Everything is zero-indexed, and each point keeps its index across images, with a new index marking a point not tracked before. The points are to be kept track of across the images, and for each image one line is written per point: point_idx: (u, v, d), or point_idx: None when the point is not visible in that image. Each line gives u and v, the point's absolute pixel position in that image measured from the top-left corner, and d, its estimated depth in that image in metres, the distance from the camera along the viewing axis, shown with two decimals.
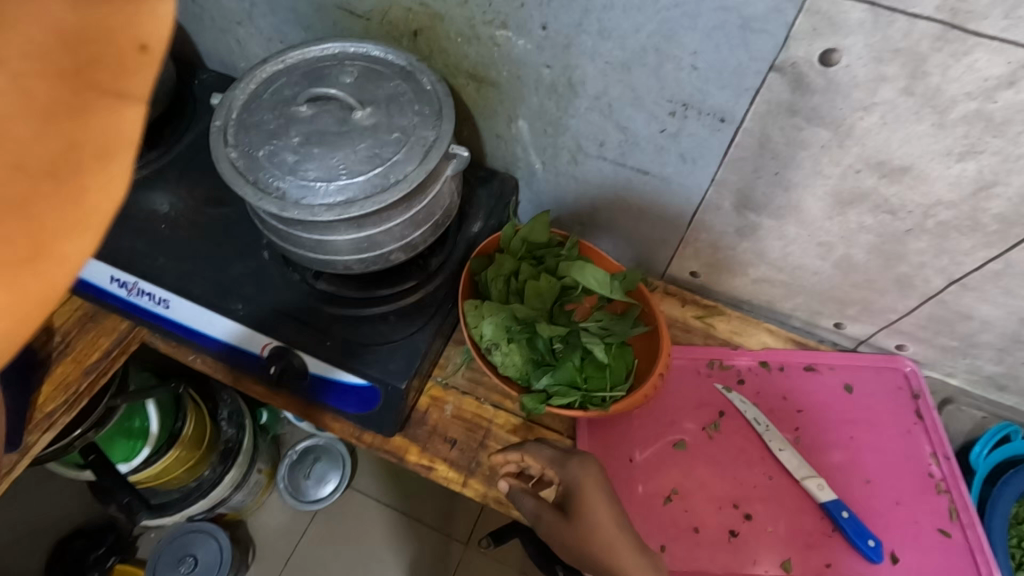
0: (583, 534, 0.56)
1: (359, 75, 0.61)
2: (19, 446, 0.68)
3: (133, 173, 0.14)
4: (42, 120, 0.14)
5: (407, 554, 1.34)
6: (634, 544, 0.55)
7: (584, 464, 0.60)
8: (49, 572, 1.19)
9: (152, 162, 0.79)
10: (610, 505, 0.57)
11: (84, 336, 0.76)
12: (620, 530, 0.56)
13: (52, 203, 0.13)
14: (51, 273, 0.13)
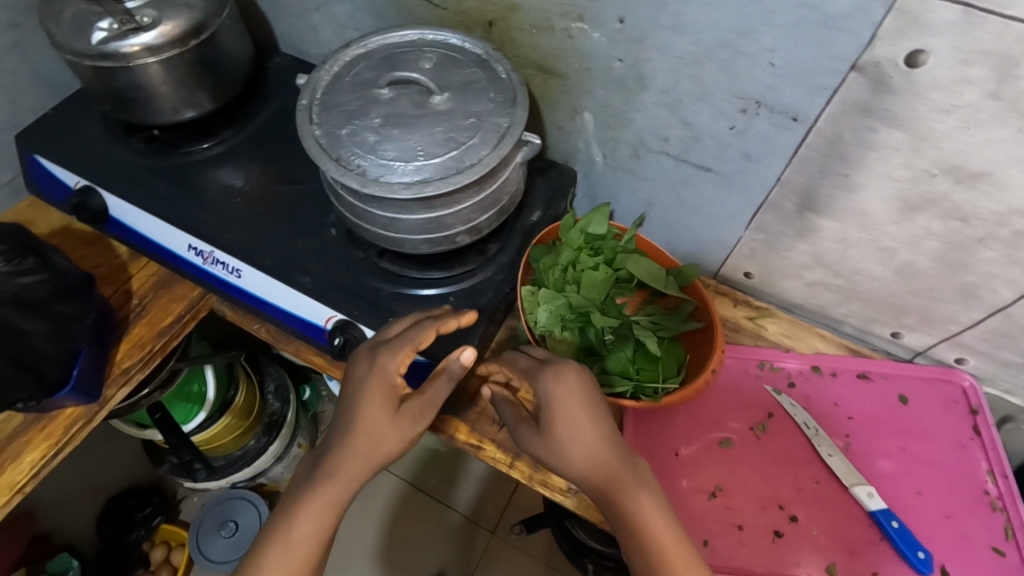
0: (556, 443, 0.56)
1: (437, 61, 0.63)
2: (99, 399, 0.73)
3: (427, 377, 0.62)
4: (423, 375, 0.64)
5: (435, 537, 1.36)
6: (613, 454, 0.55)
7: (559, 373, 0.58)
8: (102, 526, 1.28)
9: (228, 140, 0.84)
10: (581, 416, 0.56)
11: (159, 300, 0.81)
12: (594, 438, 0.55)
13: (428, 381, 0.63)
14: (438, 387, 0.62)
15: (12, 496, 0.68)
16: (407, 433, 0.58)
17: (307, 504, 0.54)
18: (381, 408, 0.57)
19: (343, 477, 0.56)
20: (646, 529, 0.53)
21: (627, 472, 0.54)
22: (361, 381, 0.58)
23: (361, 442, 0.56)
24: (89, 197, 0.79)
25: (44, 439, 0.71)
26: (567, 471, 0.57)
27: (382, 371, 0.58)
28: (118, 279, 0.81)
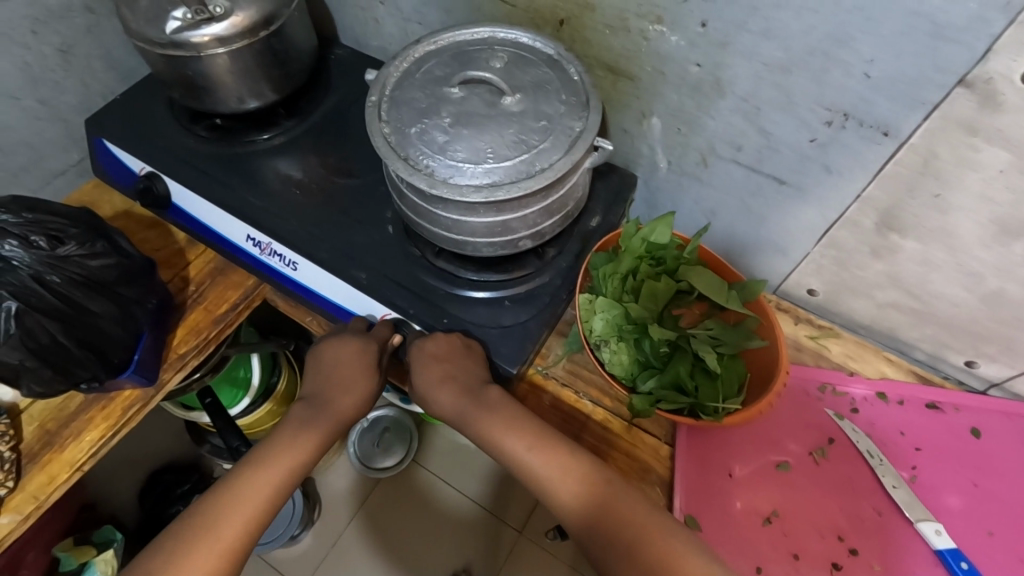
0: (420, 393, 0.67)
1: (509, 60, 0.61)
2: (156, 382, 0.75)
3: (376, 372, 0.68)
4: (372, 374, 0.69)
5: (461, 533, 1.35)
6: (454, 393, 0.64)
7: (424, 341, 0.66)
8: (142, 501, 1.31)
9: (288, 131, 0.84)
10: (447, 369, 0.64)
11: (214, 287, 0.81)
12: (482, 385, 0.64)
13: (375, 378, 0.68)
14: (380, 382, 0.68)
15: (71, 473, 0.70)
16: (369, 393, 0.66)
17: (277, 448, 0.59)
18: (348, 369, 0.66)
19: (314, 430, 0.62)
20: (547, 460, 0.58)
21: (488, 410, 0.62)
22: (325, 359, 0.67)
23: (335, 404, 0.64)
24: (153, 182, 0.80)
25: (103, 419, 0.72)
26: (451, 417, 0.65)
27: (344, 348, 0.67)
28: (177, 264, 0.82)
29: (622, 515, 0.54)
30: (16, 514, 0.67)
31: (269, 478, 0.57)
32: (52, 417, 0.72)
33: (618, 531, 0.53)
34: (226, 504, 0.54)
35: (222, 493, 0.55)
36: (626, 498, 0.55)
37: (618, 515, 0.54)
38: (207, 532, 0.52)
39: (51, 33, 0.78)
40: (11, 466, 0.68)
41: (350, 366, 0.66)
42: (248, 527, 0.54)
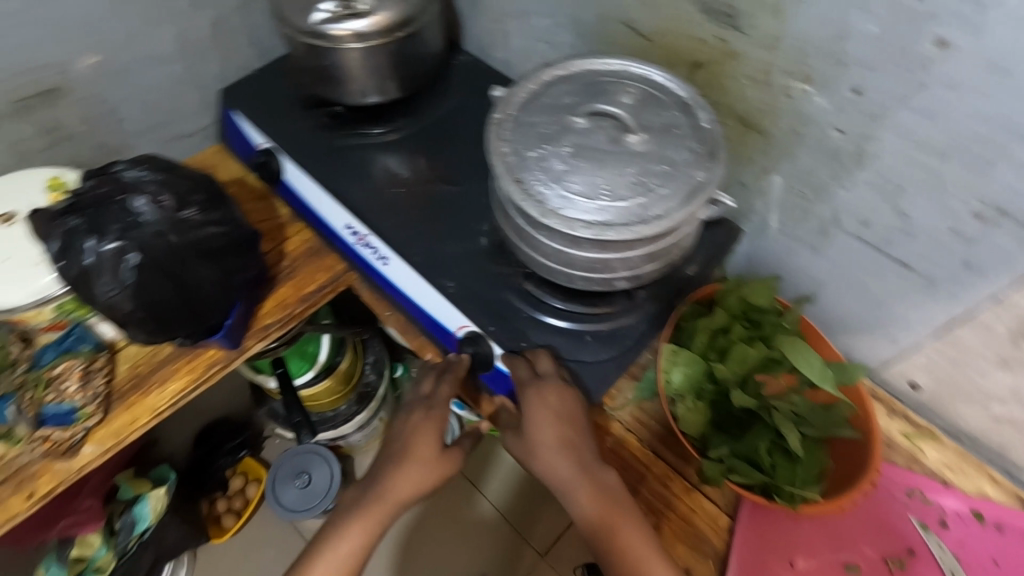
0: (530, 445, 0.63)
1: (638, 98, 0.60)
2: (239, 347, 0.79)
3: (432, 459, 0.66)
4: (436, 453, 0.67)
5: (477, 546, 1.32)
6: (571, 463, 0.61)
7: (542, 392, 0.64)
8: (196, 447, 1.39)
9: (403, 128, 0.86)
10: (556, 429, 0.63)
11: (306, 266, 0.85)
12: (580, 435, 0.63)
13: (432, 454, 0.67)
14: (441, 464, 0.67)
15: (152, 418, 0.74)
16: (432, 472, 0.66)
17: (339, 536, 0.63)
18: (421, 459, 0.66)
19: (372, 512, 0.64)
20: (583, 491, 0.60)
21: (600, 489, 0.60)
22: (398, 435, 0.68)
23: (389, 490, 0.64)
24: (271, 159, 0.84)
25: (188, 371, 0.77)
26: (555, 482, 0.62)
27: (425, 430, 0.67)
28: (276, 238, 0.86)
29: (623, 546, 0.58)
30: (99, 445, 0.72)
31: None
32: (144, 361, 0.77)
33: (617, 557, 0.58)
34: None
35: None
36: (634, 529, 0.59)
37: (612, 539, 0.59)
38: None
39: (207, 7, 0.84)
40: (102, 402, 0.73)
41: (425, 457, 0.66)
42: None
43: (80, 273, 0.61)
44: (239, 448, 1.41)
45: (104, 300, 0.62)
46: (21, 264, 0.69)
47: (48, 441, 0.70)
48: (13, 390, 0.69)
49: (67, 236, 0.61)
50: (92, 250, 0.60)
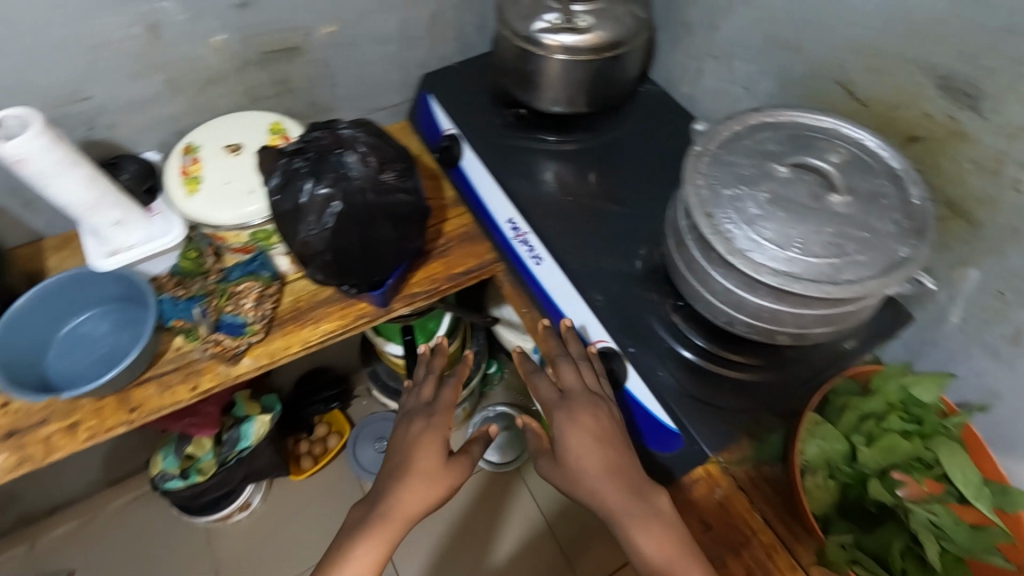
0: (567, 472, 0.63)
1: (847, 160, 0.59)
2: (386, 306, 0.85)
3: (437, 460, 0.69)
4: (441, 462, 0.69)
5: (523, 556, 1.32)
6: (619, 490, 0.60)
7: (576, 413, 0.65)
8: (297, 388, 1.52)
9: (580, 141, 0.90)
10: (590, 445, 0.63)
11: (459, 249, 0.90)
12: (613, 445, 0.63)
13: (437, 464, 0.69)
14: (448, 474, 0.68)
15: (302, 349, 0.82)
16: (437, 485, 0.67)
17: (353, 553, 0.62)
18: (424, 470, 0.68)
19: (383, 526, 0.63)
20: (614, 497, 0.60)
21: (656, 519, 0.58)
22: (405, 448, 0.70)
23: (399, 507, 0.65)
24: (453, 145, 0.91)
25: (339, 316, 0.84)
26: (601, 511, 0.61)
27: (427, 440, 0.70)
28: (437, 216, 0.92)
29: (661, 557, 0.56)
30: (256, 360, 0.80)
31: None
32: (306, 297, 0.85)
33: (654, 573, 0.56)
34: None
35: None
36: (673, 542, 0.57)
37: (647, 552, 0.57)
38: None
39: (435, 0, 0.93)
40: (266, 324, 0.81)
41: (430, 468, 0.68)
42: None
43: (291, 208, 0.69)
44: (329, 401, 1.52)
45: (304, 237, 0.70)
46: (234, 189, 0.79)
47: (219, 346, 0.79)
48: (204, 293, 0.81)
49: (290, 174, 0.69)
50: (306, 191, 0.68)
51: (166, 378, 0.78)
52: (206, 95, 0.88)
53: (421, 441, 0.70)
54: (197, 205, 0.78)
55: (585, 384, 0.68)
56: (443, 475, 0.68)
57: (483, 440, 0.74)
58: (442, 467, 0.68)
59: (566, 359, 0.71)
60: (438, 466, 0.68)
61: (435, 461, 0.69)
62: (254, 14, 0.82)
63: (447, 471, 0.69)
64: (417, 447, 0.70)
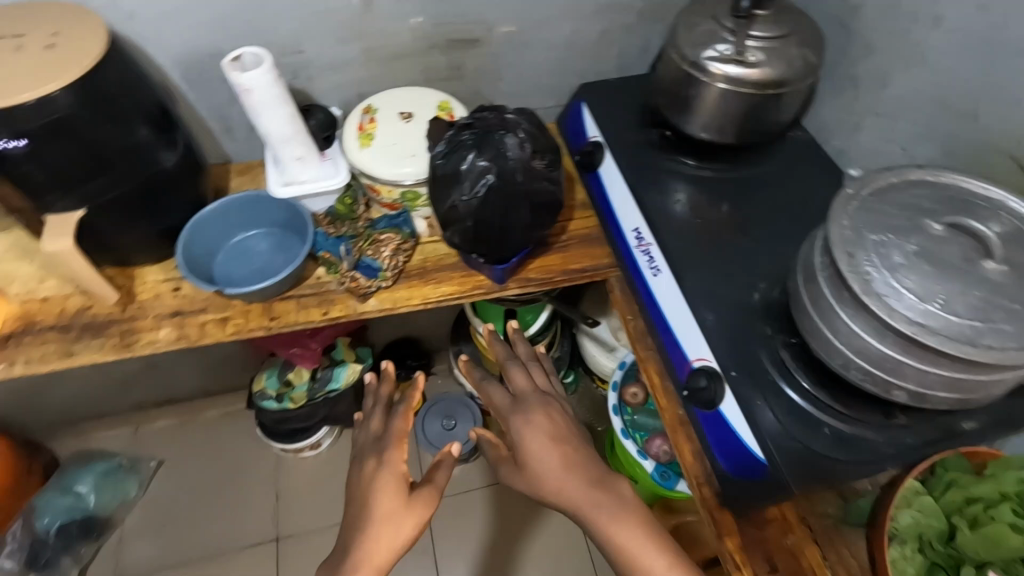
0: (530, 469, 0.75)
1: (1010, 231, 0.58)
2: (501, 283, 0.91)
3: (402, 492, 0.70)
4: (404, 505, 0.69)
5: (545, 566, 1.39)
6: (579, 479, 0.72)
7: (530, 417, 0.80)
8: (386, 351, 1.63)
9: (720, 171, 0.92)
10: (545, 442, 0.77)
11: (579, 248, 0.95)
12: (557, 441, 0.77)
13: (398, 506, 0.69)
14: (413, 514, 0.69)
15: (420, 304, 0.89)
16: (409, 523, 0.68)
17: None
18: (388, 513, 0.68)
19: (369, 559, 0.65)
20: (570, 484, 0.72)
21: (618, 504, 0.70)
22: (370, 494, 0.70)
23: (371, 550, 0.65)
24: (596, 152, 0.97)
25: (459, 283, 0.91)
26: (567, 503, 0.72)
27: (383, 475, 0.72)
28: (565, 215, 0.98)
29: (613, 523, 0.68)
30: (380, 304, 0.89)
31: None
32: (433, 260, 0.94)
33: (613, 544, 0.67)
34: None
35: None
36: (621, 513, 0.69)
37: (604, 526, 0.68)
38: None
39: (608, 18, 1.00)
40: (395, 273, 0.89)
41: (392, 510, 0.69)
42: None
43: (446, 175, 0.77)
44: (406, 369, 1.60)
45: (454, 201, 0.77)
46: (398, 151, 0.90)
47: (354, 282, 0.88)
48: (352, 235, 0.90)
49: (452, 145, 0.77)
50: (465, 163, 0.75)
51: (304, 300, 0.89)
52: (392, 68, 1.00)
53: (382, 470, 0.73)
54: (365, 158, 0.89)
55: (535, 391, 0.85)
56: (409, 518, 0.69)
57: (449, 459, 0.76)
58: (405, 508, 0.69)
59: (517, 371, 0.88)
60: (399, 507, 0.69)
61: (399, 501, 0.69)
62: (451, 5, 0.93)
63: (411, 515, 0.69)
64: (377, 480, 0.72)
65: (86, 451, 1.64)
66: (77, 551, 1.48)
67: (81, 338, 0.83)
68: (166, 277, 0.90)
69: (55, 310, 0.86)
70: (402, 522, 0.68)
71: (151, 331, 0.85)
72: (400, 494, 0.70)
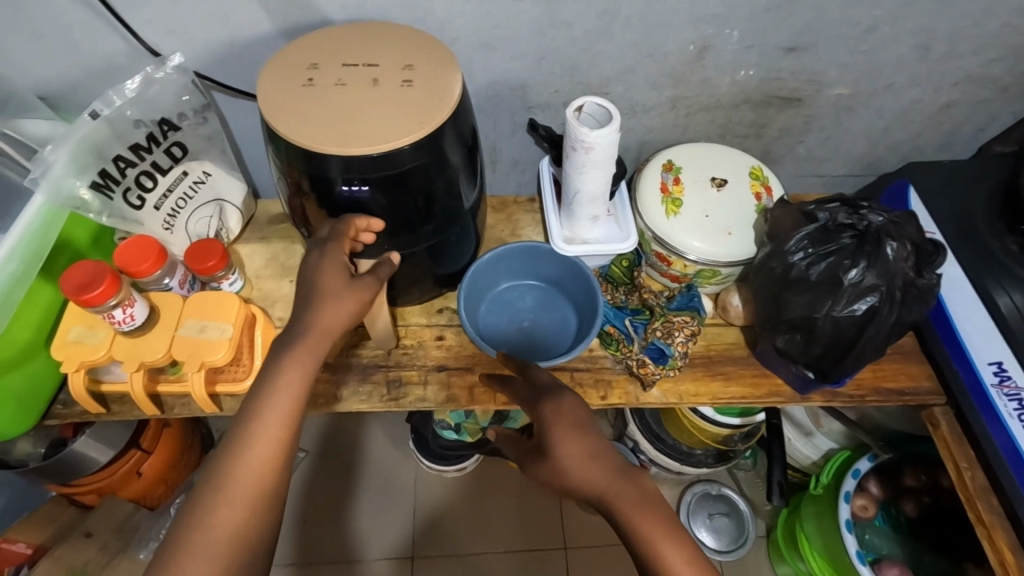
0: (558, 470, 0.61)
1: None
2: (804, 395, 0.78)
3: (344, 276, 0.63)
4: (339, 261, 0.63)
5: (519, 520, 1.37)
6: (590, 456, 0.60)
7: (558, 401, 0.65)
8: None
9: None
10: (570, 433, 0.62)
11: (894, 362, 0.81)
12: (577, 429, 0.62)
13: (334, 276, 0.62)
14: (359, 290, 0.63)
15: (708, 402, 0.78)
16: (356, 304, 0.63)
17: (276, 381, 0.57)
18: (333, 289, 0.62)
19: (314, 336, 0.60)
20: (592, 480, 0.59)
21: (639, 491, 0.58)
22: (314, 276, 0.62)
23: (319, 321, 0.60)
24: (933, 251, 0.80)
25: (751, 385, 0.79)
26: (587, 493, 0.59)
27: (330, 258, 0.63)
28: None
29: (630, 509, 0.57)
30: (664, 394, 0.78)
31: (256, 442, 0.55)
32: (717, 348, 0.81)
33: (629, 531, 0.56)
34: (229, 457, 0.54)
35: (238, 452, 0.54)
36: (640, 501, 0.57)
37: (621, 514, 0.57)
38: (231, 482, 0.53)
39: (959, 91, 0.85)
40: (682, 361, 0.78)
41: (336, 287, 0.62)
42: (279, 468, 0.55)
43: (816, 281, 0.66)
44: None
45: (824, 315, 0.65)
46: (712, 225, 0.78)
47: (641, 367, 0.78)
48: (647, 314, 0.81)
49: (831, 246, 0.66)
50: (852, 274, 0.64)
51: (579, 375, 0.79)
52: (691, 120, 0.88)
53: (325, 263, 0.63)
54: (674, 229, 0.78)
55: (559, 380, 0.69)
56: (347, 291, 0.62)
57: (389, 266, 0.67)
58: (347, 285, 0.63)
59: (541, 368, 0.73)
60: (338, 284, 0.62)
61: (343, 279, 0.63)
62: (792, 60, 0.79)
63: (347, 310, 0.62)
64: (307, 261, 0.64)
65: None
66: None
67: (352, 384, 0.78)
68: (430, 323, 0.83)
69: None
70: (335, 279, 0.62)
71: (419, 385, 0.78)
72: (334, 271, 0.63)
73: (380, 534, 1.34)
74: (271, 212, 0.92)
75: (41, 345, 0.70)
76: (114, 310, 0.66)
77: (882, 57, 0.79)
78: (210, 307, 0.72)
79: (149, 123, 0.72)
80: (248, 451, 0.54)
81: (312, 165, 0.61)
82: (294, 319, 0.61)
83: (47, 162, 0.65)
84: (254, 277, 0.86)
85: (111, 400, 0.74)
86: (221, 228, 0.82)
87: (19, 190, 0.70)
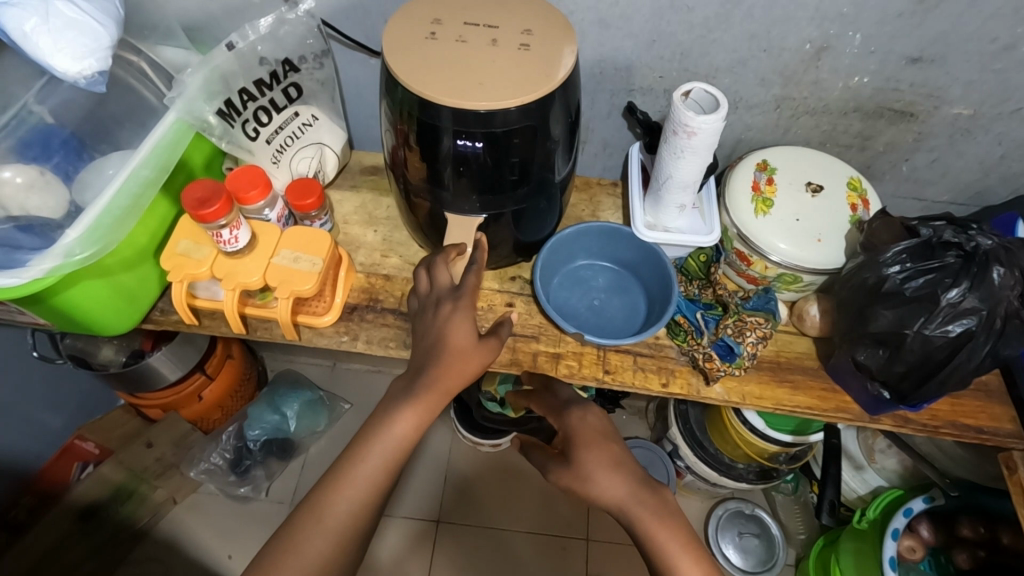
0: (581, 477, 0.62)
1: None
2: (873, 417, 0.76)
3: (468, 331, 0.66)
4: (469, 320, 0.67)
5: (541, 514, 1.37)
6: (616, 463, 0.61)
7: (583, 412, 0.67)
8: None
9: None
10: (596, 440, 0.64)
11: (975, 400, 0.77)
12: (601, 438, 0.64)
13: (460, 331, 0.66)
14: (479, 358, 0.67)
15: (770, 407, 0.76)
16: (473, 362, 0.66)
17: (379, 441, 0.61)
18: (463, 347, 0.66)
19: (421, 407, 0.63)
20: (612, 485, 0.60)
21: (659, 501, 0.59)
22: (442, 331, 0.66)
23: (440, 383, 0.64)
24: None
25: (817, 397, 0.77)
26: (608, 502, 0.60)
27: (459, 321, 0.66)
28: None
29: (649, 518, 0.58)
30: (728, 392, 0.77)
31: (341, 496, 0.59)
32: (787, 356, 0.80)
33: (645, 538, 0.57)
34: (317, 508, 0.59)
35: (328, 494, 0.59)
36: (658, 510, 0.58)
37: (640, 523, 0.58)
38: (326, 510, 0.59)
39: None
40: (748, 360, 0.77)
41: (463, 347, 0.65)
42: (358, 526, 0.59)
43: (911, 296, 0.64)
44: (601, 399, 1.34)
45: (917, 332, 0.63)
46: (802, 230, 0.77)
47: (708, 361, 0.76)
48: (721, 311, 0.80)
49: (933, 262, 0.64)
50: (952, 293, 0.62)
51: (642, 359, 0.79)
52: (794, 123, 0.86)
53: (456, 323, 0.66)
54: (762, 228, 0.77)
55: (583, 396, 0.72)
56: (468, 361, 0.66)
57: (508, 326, 0.72)
58: (470, 342, 0.66)
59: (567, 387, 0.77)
60: (462, 342, 0.66)
61: (468, 333, 0.66)
62: (914, 72, 0.77)
63: (464, 373, 0.66)
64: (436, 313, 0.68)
65: (292, 370, 1.50)
66: (270, 466, 1.39)
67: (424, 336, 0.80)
68: (501, 289, 0.84)
69: (397, 292, 0.83)
70: (461, 343, 0.66)
71: None
72: (461, 331, 0.66)
73: (409, 493, 1.38)
74: (364, 163, 0.96)
75: (149, 254, 0.75)
76: (222, 230, 0.71)
77: (1015, 79, 0.75)
78: (305, 240, 0.77)
79: (274, 61, 0.77)
80: (336, 506, 0.59)
81: (425, 114, 0.63)
82: (411, 372, 0.65)
83: (184, 85, 0.70)
84: (342, 222, 0.90)
85: (202, 314, 0.80)
86: (319, 171, 0.87)
87: (155, 110, 0.77)
